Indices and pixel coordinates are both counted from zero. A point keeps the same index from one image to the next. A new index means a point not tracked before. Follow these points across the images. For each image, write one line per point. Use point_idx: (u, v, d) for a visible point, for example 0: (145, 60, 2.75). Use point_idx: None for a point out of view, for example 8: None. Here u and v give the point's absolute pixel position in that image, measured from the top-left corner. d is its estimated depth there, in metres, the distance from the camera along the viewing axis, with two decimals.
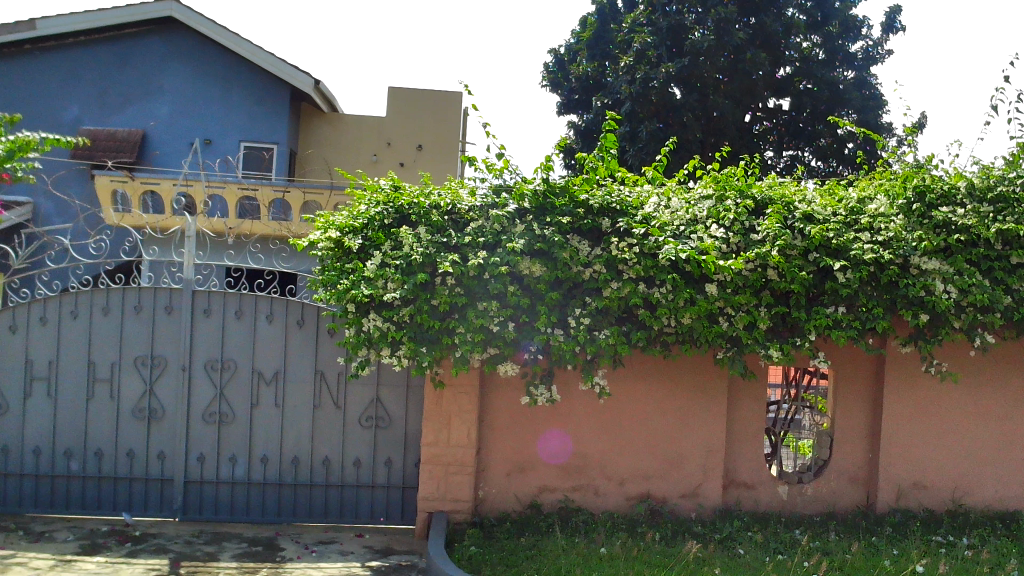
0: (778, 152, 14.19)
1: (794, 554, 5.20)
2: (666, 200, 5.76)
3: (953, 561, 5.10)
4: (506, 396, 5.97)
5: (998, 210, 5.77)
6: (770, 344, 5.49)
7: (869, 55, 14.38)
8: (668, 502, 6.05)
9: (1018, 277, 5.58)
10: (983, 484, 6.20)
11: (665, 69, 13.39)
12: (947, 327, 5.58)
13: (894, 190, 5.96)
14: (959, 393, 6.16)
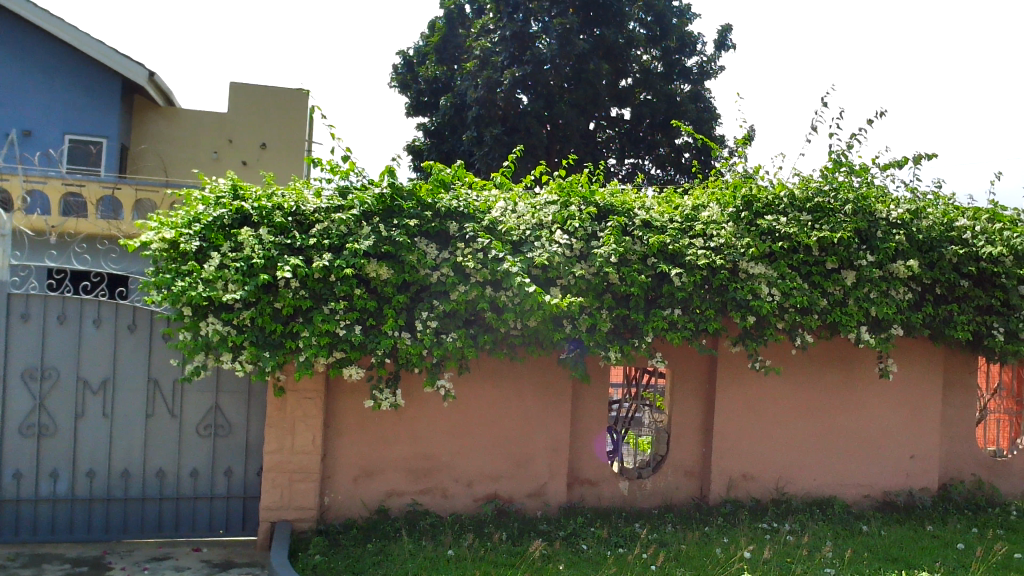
0: (621, 159, 14.74)
1: (633, 547, 5.41)
2: (513, 205, 5.85)
3: (777, 545, 5.46)
4: (352, 399, 5.88)
5: (816, 219, 6.24)
6: (610, 345, 5.73)
7: (703, 70, 15.20)
8: (515, 502, 6.15)
9: (832, 281, 6.07)
10: (803, 474, 6.68)
11: (510, 74, 13.62)
12: (771, 328, 5.99)
13: (725, 199, 6.32)
14: (782, 389, 6.60)
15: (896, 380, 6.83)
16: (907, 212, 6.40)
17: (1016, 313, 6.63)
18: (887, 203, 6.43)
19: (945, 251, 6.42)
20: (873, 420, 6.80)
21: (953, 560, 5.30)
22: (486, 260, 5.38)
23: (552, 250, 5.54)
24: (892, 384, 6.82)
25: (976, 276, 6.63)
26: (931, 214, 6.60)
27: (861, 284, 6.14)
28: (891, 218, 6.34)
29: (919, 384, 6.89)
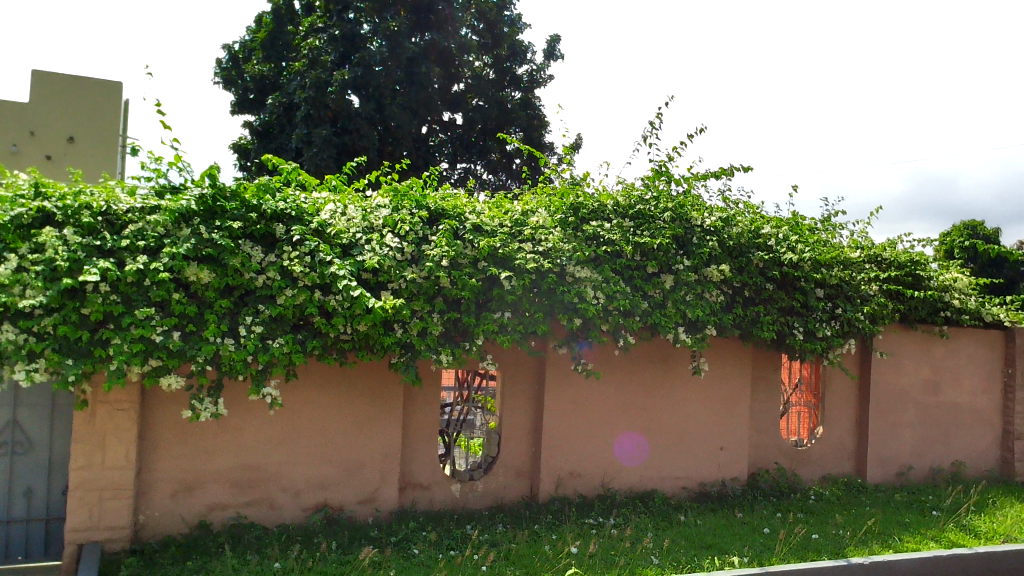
0: (452, 164, 14.76)
1: (464, 549, 5.45)
2: (343, 207, 5.77)
3: (602, 539, 5.66)
4: (170, 410, 5.58)
5: (637, 226, 6.54)
6: (442, 349, 5.74)
7: (533, 79, 15.61)
8: (345, 509, 6.04)
9: (653, 284, 6.38)
10: (627, 469, 6.97)
11: (339, 74, 13.33)
12: (596, 330, 6.22)
13: (553, 206, 6.51)
14: (606, 389, 6.87)
15: (709, 378, 7.28)
16: (720, 219, 6.82)
17: (813, 315, 7.25)
18: (702, 211, 6.84)
19: (752, 256, 6.92)
20: (690, 416, 7.21)
21: (760, 544, 5.69)
22: (314, 263, 5.27)
23: (382, 253, 5.50)
24: (705, 382, 7.26)
25: (780, 280, 7.16)
26: (741, 222, 7.06)
27: (679, 286, 6.48)
28: (704, 225, 6.74)
29: (730, 381, 7.37)
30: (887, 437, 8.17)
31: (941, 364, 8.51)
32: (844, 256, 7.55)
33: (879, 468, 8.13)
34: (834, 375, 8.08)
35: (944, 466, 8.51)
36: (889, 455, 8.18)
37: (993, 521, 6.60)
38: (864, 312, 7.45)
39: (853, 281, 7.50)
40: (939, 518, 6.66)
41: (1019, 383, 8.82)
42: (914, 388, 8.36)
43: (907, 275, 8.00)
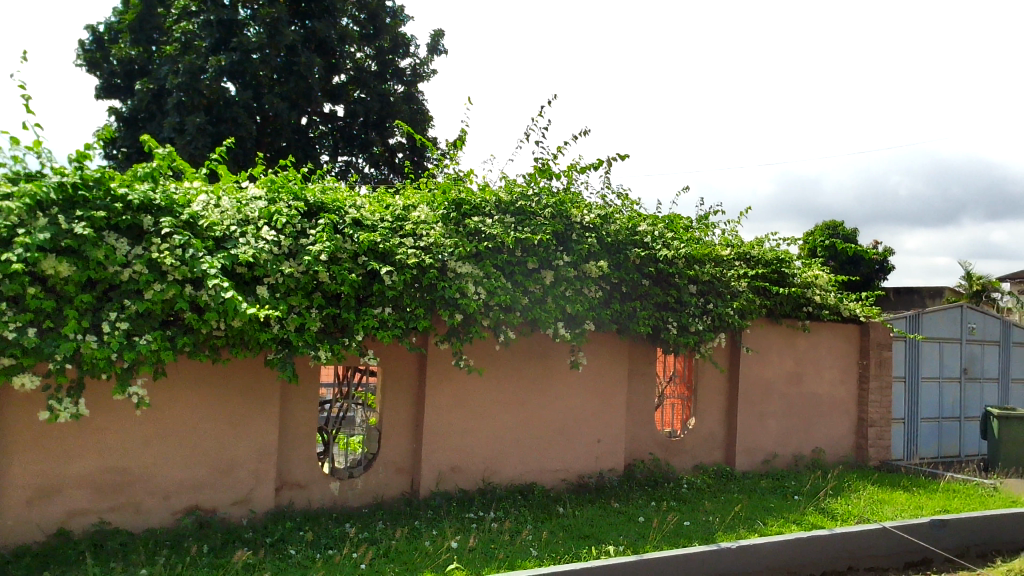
0: (333, 156, 14.52)
1: (342, 548, 5.37)
2: (216, 199, 5.56)
3: (482, 533, 5.69)
4: (26, 412, 5.23)
5: (518, 221, 6.60)
6: (320, 345, 5.63)
7: (416, 72, 15.45)
8: (217, 511, 5.84)
9: (533, 280, 6.47)
10: (507, 463, 7.03)
11: (214, 61, 12.87)
12: (476, 326, 6.25)
13: (435, 201, 6.48)
14: (487, 384, 6.91)
15: (587, 372, 7.44)
16: (599, 216, 7.02)
17: (686, 309, 7.52)
18: (582, 208, 6.98)
19: (629, 252, 7.12)
20: (569, 409, 7.35)
21: (634, 533, 5.86)
22: (185, 257, 5.04)
23: (258, 246, 5.35)
24: (583, 376, 7.42)
25: (655, 276, 7.41)
26: (619, 219, 7.26)
27: (559, 282, 6.61)
28: (584, 222, 6.90)
29: (607, 375, 7.56)
30: (754, 427, 8.56)
31: (803, 357, 8.99)
32: (715, 253, 7.87)
33: (746, 456, 8.51)
34: (706, 368, 8.40)
35: (806, 453, 8.99)
36: (756, 444, 8.58)
37: (849, 503, 7.03)
38: (733, 307, 7.80)
39: (724, 277, 7.85)
40: (800, 502, 7.04)
41: (873, 373, 9.42)
42: (779, 380, 8.80)
43: (773, 272, 8.45)
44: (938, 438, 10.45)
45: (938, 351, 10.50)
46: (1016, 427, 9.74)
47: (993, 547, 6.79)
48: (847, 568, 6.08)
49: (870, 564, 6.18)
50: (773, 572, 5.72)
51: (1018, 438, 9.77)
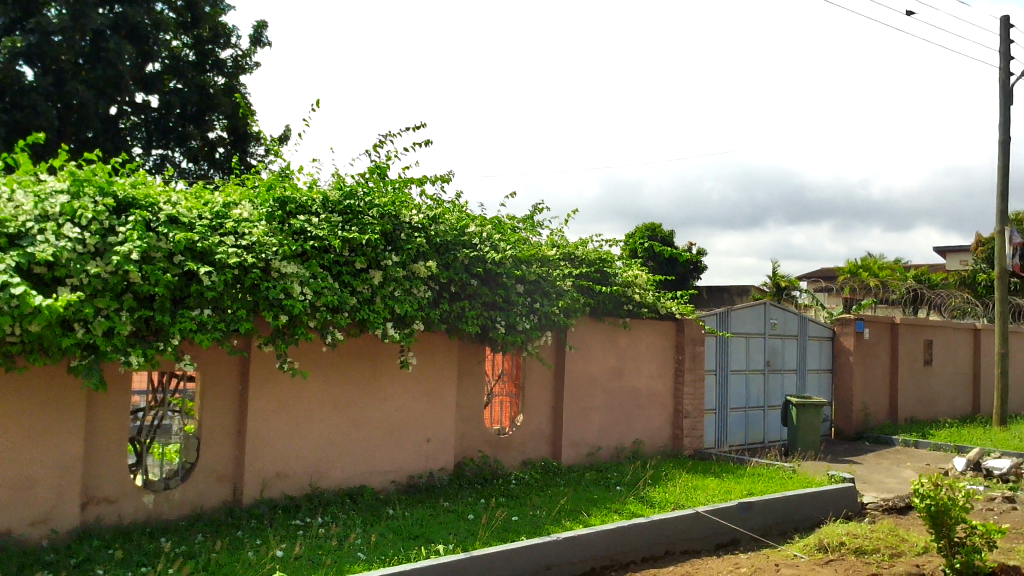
0: (146, 150, 13.67)
1: (157, 563, 5.08)
2: (10, 193, 5.11)
3: (308, 540, 5.56)
4: None
5: (345, 221, 6.49)
6: (131, 350, 5.28)
7: (238, 64, 14.87)
8: (12, 533, 5.33)
9: (361, 281, 6.39)
10: (335, 467, 6.89)
11: (8, 42, 11.82)
12: (302, 327, 6.09)
13: (257, 199, 6.25)
14: (313, 387, 6.74)
15: (416, 373, 7.44)
16: (427, 216, 7.06)
17: (514, 308, 7.69)
18: (410, 208, 6.99)
19: (458, 253, 7.18)
20: (398, 410, 7.32)
21: (464, 530, 5.91)
22: None
23: (59, 244, 4.95)
24: (412, 376, 7.40)
25: (483, 276, 7.52)
26: (447, 220, 7.31)
27: (387, 283, 6.56)
28: (412, 222, 6.91)
29: (437, 375, 7.59)
30: (578, 422, 8.86)
31: (624, 353, 9.41)
32: (541, 254, 8.11)
33: (572, 450, 8.78)
34: (532, 366, 8.60)
35: (627, 444, 9.41)
36: (580, 438, 8.88)
37: (666, 491, 7.42)
38: (559, 306, 8.05)
39: (549, 277, 8.08)
40: (622, 492, 7.35)
41: (687, 367, 9.99)
42: (602, 375, 9.15)
43: (596, 272, 8.82)
44: (745, 426, 11.24)
45: (744, 345, 11.29)
46: (811, 414, 10.63)
47: (793, 525, 7.37)
48: (665, 552, 6.42)
49: (685, 547, 6.55)
50: (597, 561, 5.94)
51: (813, 424, 10.68)
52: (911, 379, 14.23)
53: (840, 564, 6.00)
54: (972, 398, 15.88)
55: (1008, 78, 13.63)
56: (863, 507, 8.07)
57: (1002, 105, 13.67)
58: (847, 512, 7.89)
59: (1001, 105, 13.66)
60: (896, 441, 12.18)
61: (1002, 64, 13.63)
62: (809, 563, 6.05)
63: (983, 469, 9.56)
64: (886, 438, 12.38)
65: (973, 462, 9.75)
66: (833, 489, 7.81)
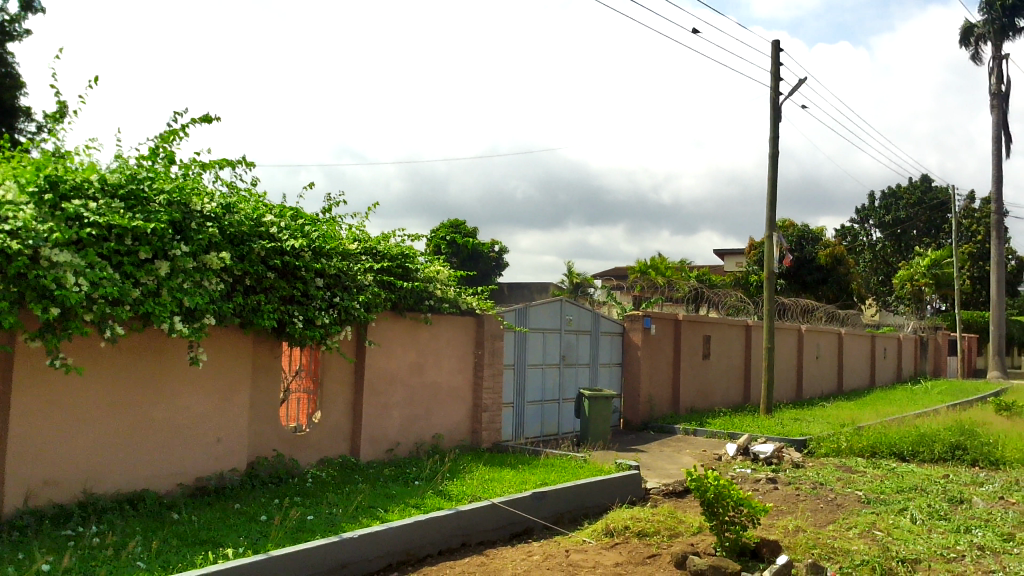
0: None
1: None
2: None
3: (79, 551, 5.14)
4: None
5: (128, 207, 6.06)
6: None
7: (5, 30, 13.46)
8: None
9: (145, 271, 5.97)
10: (113, 471, 6.41)
11: None
12: (76, 320, 5.61)
13: (24, 178, 5.68)
14: (87, 386, 6.23)
15: (205, 369, 7.07)
16: (220, 205, 6.76)
17: (311, 303, 7.52)
18: (201, 197, 6.65)
19: (254, 244, 6.92)
20: (184, 409, 6.93)
21: (255, 533, 5.70)
22: None
23: None
24: (201, 373, 7.03)
25: (281, 269, 7.29)
26: (242, 209, 7.04)
27: (175, 274, 6.19)
28: (204, 211, 6.56)
29: (228, 371, 7.26)
30: (378, 417, 8.79)
31: (424, 348, 9.45)
32: (341, 247, 7.99)
33: (370, 446, 8.70)
34: (331, 361, 8.43)
35: (426, 439, 9.46)
36: (379, 434, 8.81)
37: (463, 484, 7.53)
38: (359, 301, 7.96)
39: (350, 271, 7.98)
40: (419, 486, 7.37)
41: (487, 362, 10.20)
42: (402, 370, 9.14)
43: (398, 267, 8.80)
44: (541, 418, 11.63)
45: (541, 340, 11.68)
46: (602, 405, 11.18)
47: (583, 512, 7.71)
48: (461, 544, 6.51)
49: (481, 538, 6.68)
50: (394, 556, 5.94)
51: (603, 415, 11.23)
52: (691, 372, 15.30)
53: (625, 547, 6.36)
54: (743, 388, 17.33)
55: (777, 96, 14.98)
56: (646, 492, 8.60)
57: (771, 121, 15.00)
58: (631, 498, 8.36)
59: (771, 121, 14.98)
60: (677, 430, 13.07)
61: (772, 84, 14.94)
62: (596, 547, 6.36)
63: (751, 453, 10.47)
64: (669, 428, 13.25)
65: (742, 447, 10.64)
66: (619, 476, 8.25)
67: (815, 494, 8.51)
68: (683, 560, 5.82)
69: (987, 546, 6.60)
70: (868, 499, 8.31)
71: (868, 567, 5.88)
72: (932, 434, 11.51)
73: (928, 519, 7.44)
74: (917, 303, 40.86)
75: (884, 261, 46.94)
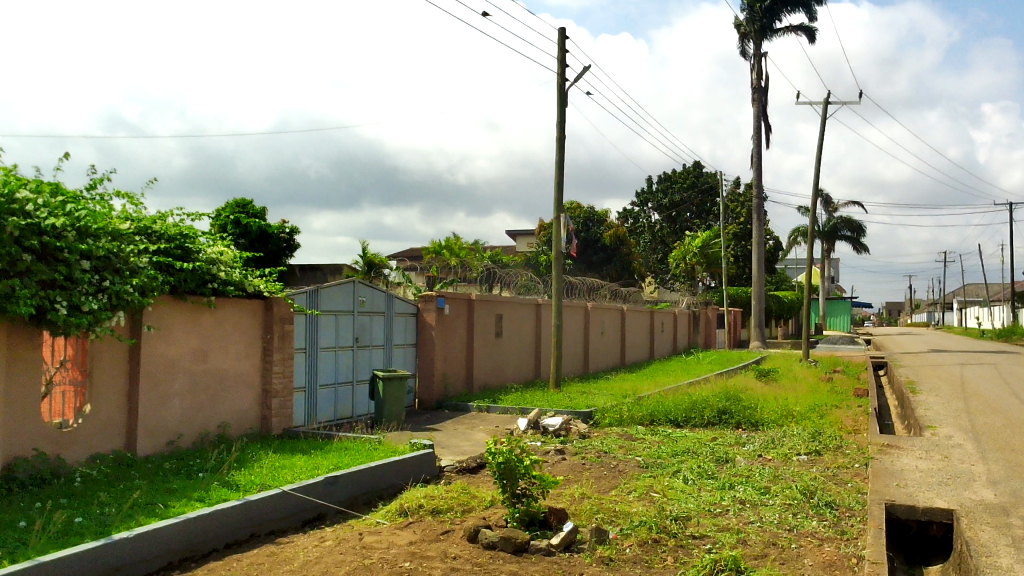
0: None
1: None
2: None
3: None
4: None
5: None
6: None
7: None
8: None
9: None
10: None
11: None
12: None
13: None
14: None
15: None
16: None
17: (76, 288, 6.92)
18: None
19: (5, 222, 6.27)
20: None
21: (13, 541, 5.18)
22: None
23: None
24: None
25: (39, 251, 6.66)
26: None
27: None
28: None
29: None
30: (157, 407, 8.26)
31: (207, 334, 8.98)
32: (111, 227, 7.43)
33: (148, 439, 8.16)
34: (101, 350, 7.80)
35: (211, 429, 9.01)
36: (158, 426, 8.28)
37: (251, 473, 7.25)
38: (133, 284, 7.42)
39: (121, 253, 7.43)
40: (203, 479, 7.02)
41: (276, 346, 9.86)
42: (183, 357, 8.63)
43: (176, 248, 8.31)
44: (334, 402, 11.41)
45: (334, 322, 11.46)
46: (396, 386, 11.16)
47: (377, 494, 7.67)
48: (250, 535, 6.27)
49: (271, 528, 6.46)
50: (176, 553, 5.62)
51: (397, 396, 11.22)
52: (484, 350, 15.62)
53: (418, 526, 6.40)
54: (534, 364, 17.95)
55: (563, 83, 15.52)
56: (440, 470, 8.69)
57: (558, 106, 15.54)
58: (426, 476, 8.42)
59: (558, 106, 15.52)
60: (471, 408, 13.31)
61: (559, 70, 15.46)
62: (390, 528, 6.35)
63: (541, 427, 10.87)
64: (463, 405, 13.48)
65: (533, 421, 11.02)
66: (412, 456, 8.28)
67: (599, 462, 8.99)
68: (475, 534, 5.94)
69: (747, 500, 7.29)
70: (646, 463, 8.90)
71: (646, 527, 6.30)
72: (702, 401, 12.51)
73: (698, 479, 8.09)
74: (690, 280, 44.12)
75: (661, 241, 50.23)
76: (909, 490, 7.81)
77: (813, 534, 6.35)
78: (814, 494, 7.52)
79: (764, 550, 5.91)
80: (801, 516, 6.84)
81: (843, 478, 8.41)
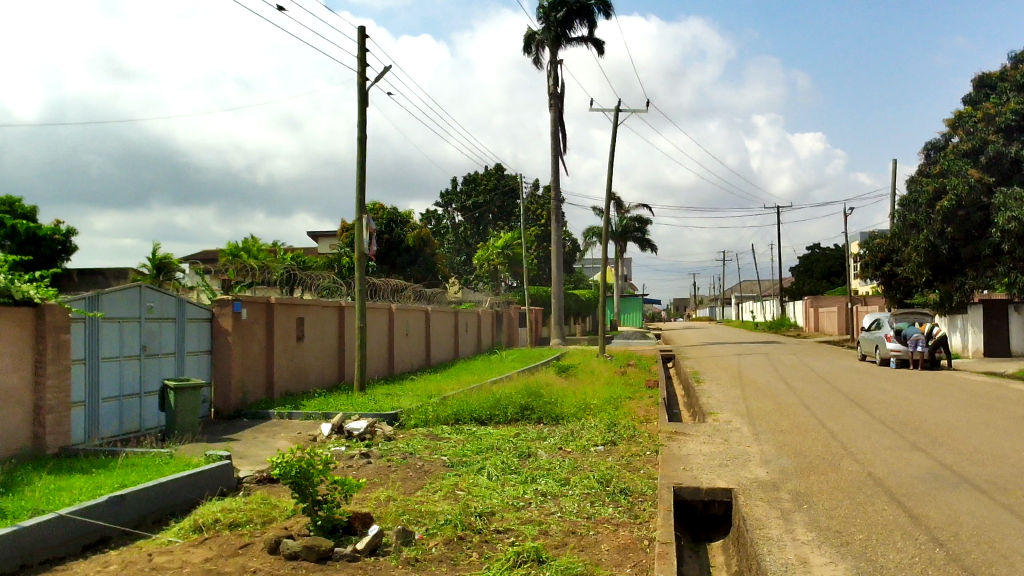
0: None
1: None
2: None
3: None
4: None
5: None
6: None
7: None
8: None
9: None
10: None
11: None
12: None
13: None
14: None
15: None
16: None
17: None
18: None
19: None
20: None
21: None
22: None
23: None
24: None
25: None
26: None
27: None
28: None
29: None
30: None
31: None
32: None
33: None
34: None
35: None
36: None
37: (21, 498, 6.59)
38: None
39: None
40: None
41: (49, 358, 9.04)
42: None
43: None
44: (118, 415, 10.61)
45: (117, 330, 10.67)
46: (188, 397, 10.56)
47: (168, 512, 7.20)
48: (20, 566, 5.70)
49: (46, 557, 5.91)
50: None
51: (190, 406, 10.63)
52: (284, 355, 15.13)
53: (215, 541, 6.09)
54: (337, 367, 17.62)
55: (363, 83, 15.35)
56: (238, 482, 8.32)
57: (359, 106, 15.34)
58: (222, 489, 8.02)
59: (359, 106, 15.32)
60: (272, 415, 12.86)
61: (359, 70, 15.27)
62: (184, 546, 6.00)
63: (345, 431, 10.69)
64: (263, 413, 12.98)
65: (336, 426, 10.82)
66: (207, 468, 7.86)
67: (404, 464, 8.98)
68: (276, 545, 5.75)
69: (548, 492, 7.55)
70: (451, 462, 8.99)
71: (451, 525, 6.36)
72: (506, 398, 12.81)
73: (502, 474, 8.29)
74: (493, 280, 45.02)
75: (465, 242, 50.92)
76: (693, 473, 8.42)
77: (609, 521, 6.68)
78: (610, 482, 7.93)
79: (564, 539, 6.14)
80: (597, 504, 7.17)
81: (636, 466, 8.92)
